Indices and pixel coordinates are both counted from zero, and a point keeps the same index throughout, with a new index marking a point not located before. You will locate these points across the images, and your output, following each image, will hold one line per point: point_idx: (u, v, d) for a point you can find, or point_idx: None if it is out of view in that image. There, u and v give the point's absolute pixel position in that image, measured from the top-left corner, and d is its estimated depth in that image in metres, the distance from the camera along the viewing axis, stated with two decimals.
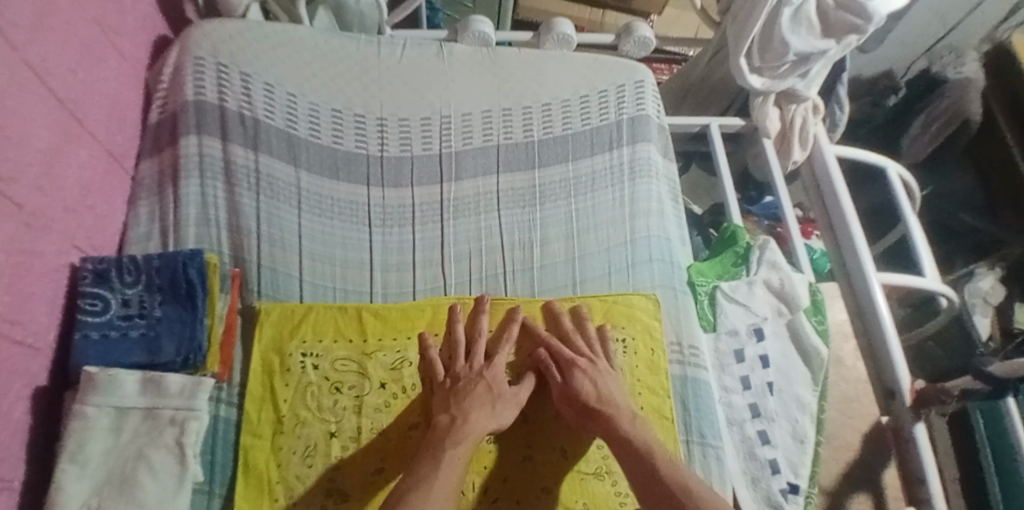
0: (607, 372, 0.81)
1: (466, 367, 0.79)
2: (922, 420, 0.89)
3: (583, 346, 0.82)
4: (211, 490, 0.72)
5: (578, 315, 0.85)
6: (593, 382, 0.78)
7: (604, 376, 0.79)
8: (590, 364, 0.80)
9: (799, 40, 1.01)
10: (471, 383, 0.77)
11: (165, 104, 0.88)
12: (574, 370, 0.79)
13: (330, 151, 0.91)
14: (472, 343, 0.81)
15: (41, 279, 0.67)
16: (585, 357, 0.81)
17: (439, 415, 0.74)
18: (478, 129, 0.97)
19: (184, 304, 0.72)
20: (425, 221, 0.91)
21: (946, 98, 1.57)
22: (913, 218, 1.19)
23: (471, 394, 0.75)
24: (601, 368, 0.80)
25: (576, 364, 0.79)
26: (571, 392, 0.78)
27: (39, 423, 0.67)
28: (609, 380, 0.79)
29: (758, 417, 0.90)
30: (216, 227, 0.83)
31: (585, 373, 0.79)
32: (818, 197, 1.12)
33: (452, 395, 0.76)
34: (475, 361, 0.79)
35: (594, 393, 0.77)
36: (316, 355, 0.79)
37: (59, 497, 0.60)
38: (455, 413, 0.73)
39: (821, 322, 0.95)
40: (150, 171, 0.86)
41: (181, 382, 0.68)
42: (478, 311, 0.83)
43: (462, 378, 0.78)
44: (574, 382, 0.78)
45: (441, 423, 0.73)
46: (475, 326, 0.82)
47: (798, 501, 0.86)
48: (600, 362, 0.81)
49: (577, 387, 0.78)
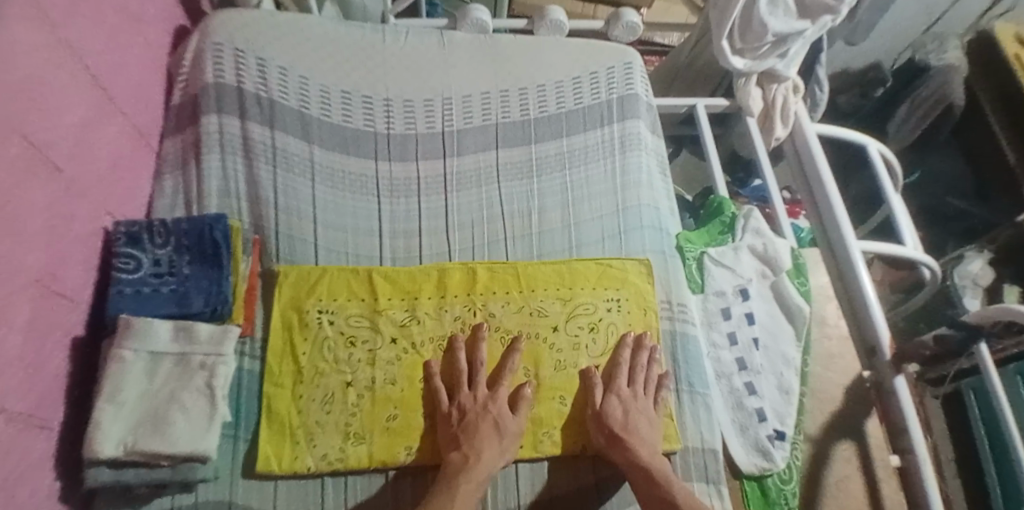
0: (643, 403, 0.84)
1: (471, 398, 0.81)
2: (904, 374, 0.94)
3: (637, 378, 0.86)
4: (237, 435, 0.77)
5: (641, 339, 0.89)
6: (624, 412, 0.82)
7: (639, 414, 0.82)
8: (626, 392, 0.84)
9: (778, 21, 1.08)
10: (478, 417, 0.79)
11: (186, 88, 0.95)
12: (612, 397, 0.83)
13: (341, 129, 0.98)
14: (472, 369, 0.84)
15: (80, 239, 0.73)
16: (633, 387, 0.85)
17: (451, 453, 0.77)
18: (478, 110, 1.03)
19: (211, 264, 0.79)
20: (430, 193, 0.98)
21: (930, 86, 1.62)
22: (895, 197, 1.25)
23: (480, 431, 0.78)
24: (639, 401, 0.84)
25: (618, 391, 0.84)
26: (604, 418, 0.81)
27: (78, 371, 0.73)
28: (645, 418, 0.83)
29: (745, 369, 0.96)
30: (236, 198, 0.89)
31: (621, 400, 0.83)
32: (804, 179, 1.18)
33: (461, 432, 0.78)
34: (479, 391, 0.82)
35: (623, 424, 0.80)
36: (332, 312, 0.85)
37: (99, 432, 0.66)
38: (468, 450, 0.76)
39: (803, 284, 1.02)
40: (173, 148, 0.92)
41: (211, 330, 0.74)
42: (478, 335, 0.85)
43: (468, 412, 0.80)
44: (611, 409, 0.82)
45: (455, 461, 0.76)
46: (475, 346, 0.85)
47: (786, 447, 0.92)
48: (641, 396, 0.84)
49: (608, 411, 0.81)
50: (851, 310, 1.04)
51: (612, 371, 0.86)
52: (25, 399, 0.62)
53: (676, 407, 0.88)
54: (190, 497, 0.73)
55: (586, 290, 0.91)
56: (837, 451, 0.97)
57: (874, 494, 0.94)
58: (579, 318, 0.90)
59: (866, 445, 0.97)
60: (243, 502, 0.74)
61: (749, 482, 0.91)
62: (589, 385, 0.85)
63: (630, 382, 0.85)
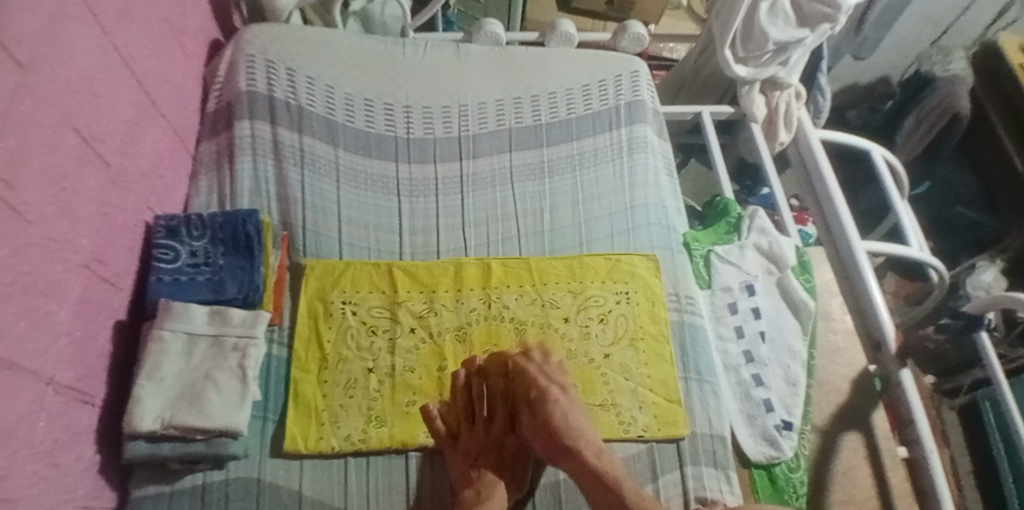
0: (575, 407, 0.81)
1: (476, 435, 0.82)
2: (909, 367, 0.96)
3: (557, 379, 0.83)
4: (265, 416, 0.82)
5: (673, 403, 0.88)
6: (565, 415, 0.79)
7: (574, 413, 0.80)
8: (561, 394, 0.81)
9: (777, 31, 1.13)
10: (487, 453, 0.80)
11: (220, 95, 1.03)
12: (548, 403, 0.80)
13: (364, 133, 1.04)
14: (473, 404, 0.84)
15: (124, 229, 0.80)
16: (558, 387, 0.82)
17: (466, 489, 0.77)
18: (492, 115, 1.09)
19: (244, 255, 0.84)
20: (447, 192, 1.03)
21: (934, 97, 1.61)
22: (901, 204, 1.22)
23: (490, 466, 0.78)
24: (572, 405, 0.81)
25: (550, 392, 0.81)
26: (546, 424, 0.79)
27: (119, 351, 0.79)
28: (580, 421, 0.80)
29: (752, 362, 0.99)
30: (267, 197, 0.95)
31: (558, 402, 0.80)
32: (810, 189, 1.19)
33: (473, 469, 0.79)
34: (480, 428, 0.82)
35: (563, 426, 0.78)
36: (355, 303, 0.90)
37: (139, 406, 0.71)
38: (481, 487, 0.76)
39: (808, 280, 1.05)
40: (209, 151, 0.99)
41: (244, 314, 0.80)
42: (476, 368, 0.85)
43: (479, 448, 0.81)
44: (552, 413, 0.79)
45: (468, 498, 0.76)
46: (473, 382, 0.85)
47: (792, 437, 0.94)
48: (569, 397, 0.82)
49: (551, 416, 0.79)
50: (857, 305, 1.06)
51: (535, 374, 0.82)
52: (71, 369, 0.69)
53: (684, 395, 0.91)
54: (221, 473, 0.77)
55: (595, 284, 0.95)
56: (844, 442, 1.00)
57: (881, 485, 0.96)
58: (589, 309, 0.94)
59: (873, 435, 1.00)
60: (271, 480, 0.78)
61: (758, 470, 0.93)
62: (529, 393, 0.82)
63: (558, 384, 0.82)
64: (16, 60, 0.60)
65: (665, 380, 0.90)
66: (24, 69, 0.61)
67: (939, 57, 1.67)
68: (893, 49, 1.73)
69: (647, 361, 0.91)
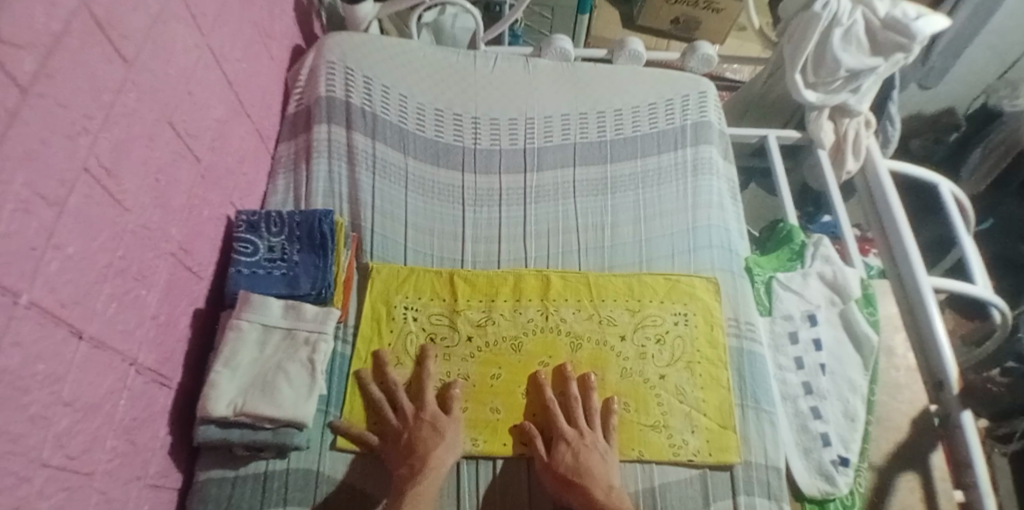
0: (597, 444, 0.83)
1: (400, 419, 0.83)
2: (969, 409, 0.92)
3: (581, 416, 0.85)
4: (327, 410, 0.85)
5: (727, 436, 0.87)
6: (576, 456, 0.81)
7: (591, 451, 0.81)
8: (575, 437, 0.83)
9: (851, 58, 1.10)
10: (416, 430, 0.81)
11: (301, 99, 1.08)
12: (560, 445, 0.82)
13: (433, 142, 1.07)
14: (391, 394, 0.85)
15: (210, 222, 0.85)
16: (575, 428, 0.84)
17: (400, 467, 0.79)
18: (558, 130, 1.10)
19: (318, 252, 0.88)
20: (511, 204, 1.05)
21: (1001, 132, 1.54)
22: (967, 239, 1.17)
23: (420, 439, 0.80)
24: (591, 441, 0.82)
25: (563, 436, 0.83)
26: (553, 468, 0.81)
27: (198, 337, 0.83)
28: (598, 453, 0.82)
29: (811, 394, 0.97)
30: (339, 199, 0.99)
31: (570, 446, 0.82)
32: (876, 219, 1.16)
33: (405, 447, 0.80)
34: (404, 409, 0.84)
35: (575, 468, 0.80)
36: (416, 308, 0.93)
37: (215, 390, 0.75)
38: (414, 462, 0.78)
39: (873, 313, 1.03)
40: (287, 151, 1.05)
41: (316, 310, 0.83)
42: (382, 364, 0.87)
43: (405, 430, 0.82)
44: (558, 457, 0.81)
45: (403, 474, 0.78)
46: (385, 376, 0.87)
47: (849, 473, 0.91)
48: (589, 433, 0.83)
49: (558, 459, 0.81)
50: (920, 343, 1.02)
51: (550, 403, 0.85)
52: (155, 352, 0.73)
53: (741, 422, 0.89)
54: (282, 462, 0.80)
55: (653, 303, 0.95)
56: (901, 482, 0.97)
57: None
58: (646, 328, 0.93)
59: (931, 478, 0.96)
60: (329, 473, 0.81)
61: (811, 505, 0.91)
62: (552, 418, 0.85)
63: (574, 423, 0.85)
64: (122, 54, 0.64)
65: (721, 405, 0.89)
66: (130, 64, 0.66)
67: (1006, 90, 1.56)
68: (964, 79, 1.59)
69: (698, 385, 0.90)
